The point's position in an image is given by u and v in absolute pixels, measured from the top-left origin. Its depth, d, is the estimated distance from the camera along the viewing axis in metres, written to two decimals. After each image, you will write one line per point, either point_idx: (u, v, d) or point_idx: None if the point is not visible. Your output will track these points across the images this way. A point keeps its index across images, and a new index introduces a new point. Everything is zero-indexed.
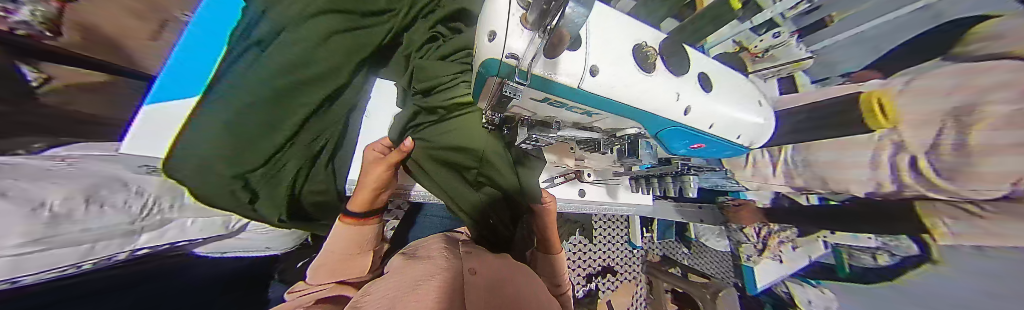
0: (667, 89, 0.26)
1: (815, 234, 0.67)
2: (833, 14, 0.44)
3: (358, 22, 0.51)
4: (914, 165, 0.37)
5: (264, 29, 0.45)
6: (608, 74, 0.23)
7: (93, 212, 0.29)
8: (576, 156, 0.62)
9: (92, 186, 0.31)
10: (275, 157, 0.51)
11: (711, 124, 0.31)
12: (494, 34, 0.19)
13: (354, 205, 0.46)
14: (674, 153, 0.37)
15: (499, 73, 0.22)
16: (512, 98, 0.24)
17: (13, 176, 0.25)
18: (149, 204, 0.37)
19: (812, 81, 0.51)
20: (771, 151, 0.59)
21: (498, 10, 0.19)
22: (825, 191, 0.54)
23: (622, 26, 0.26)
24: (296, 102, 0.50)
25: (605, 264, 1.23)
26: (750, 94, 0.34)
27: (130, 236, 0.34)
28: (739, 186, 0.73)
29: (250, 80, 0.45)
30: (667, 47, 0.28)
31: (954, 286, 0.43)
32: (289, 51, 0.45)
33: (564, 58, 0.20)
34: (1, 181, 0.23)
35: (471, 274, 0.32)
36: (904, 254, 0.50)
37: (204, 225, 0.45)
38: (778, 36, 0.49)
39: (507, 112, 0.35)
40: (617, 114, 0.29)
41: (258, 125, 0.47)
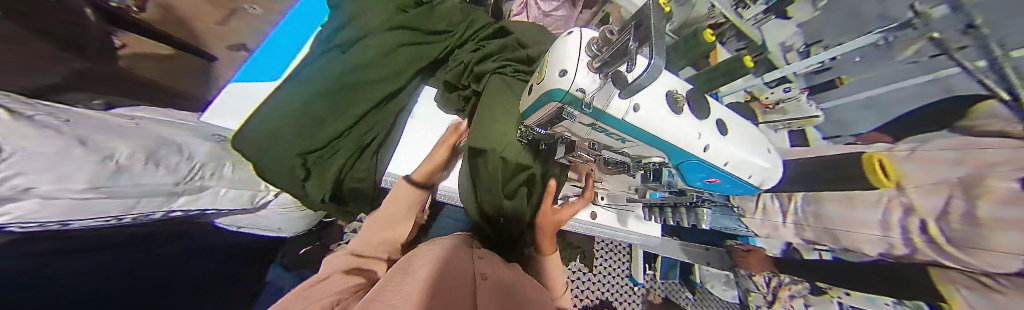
0: (689, 127, 0.30)
1: (829, 292, 0.59)
2: (843, 77, 0.48)
3: (421, 38, 0.65)
4: (926, 230, 0.35)
5: (348, 35, 0.55)
6: (645, 112, 0.28)
7: (143, 169, 0.32)
8: (594, 177, 0.67)
9: (147, 148, 0.34)
10: (334, 142, 0.57)
11: (726, 162, 0.33)
12: (564, 72, 0.26)
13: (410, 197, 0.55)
14: (691, 185, 0.39)
15: (562, 99, 0.28)
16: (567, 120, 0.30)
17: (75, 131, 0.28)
18: (194, 169, 0.40)
19: (825, 138, 0.54)
20: (781, 199, 0.60)
21: (567, 57, 0.26)
22: (836, 247, 0.53)
23: (657, 74, 0.31)
24: (360, 95, 0.58)
25: (603, 297, 1.16)
26: (763, 140, 0.36)
27: (170, 196, 0.36)
28: (750, 231, 0.73)
29: (328, 71, 0.53)
30: (693, 94, 0.32)
31: None
32: (366, 54, 0.56)
33: (614, 98, 0.27)
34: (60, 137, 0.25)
35: (481, 278, 0.29)
36: None
37: (234, 197, 0.47)
38: (788, 91, 0.50)
39: (552, 131, 0.40)
40: (647, 144, 0.32)
41: (326, 113, 0.54)
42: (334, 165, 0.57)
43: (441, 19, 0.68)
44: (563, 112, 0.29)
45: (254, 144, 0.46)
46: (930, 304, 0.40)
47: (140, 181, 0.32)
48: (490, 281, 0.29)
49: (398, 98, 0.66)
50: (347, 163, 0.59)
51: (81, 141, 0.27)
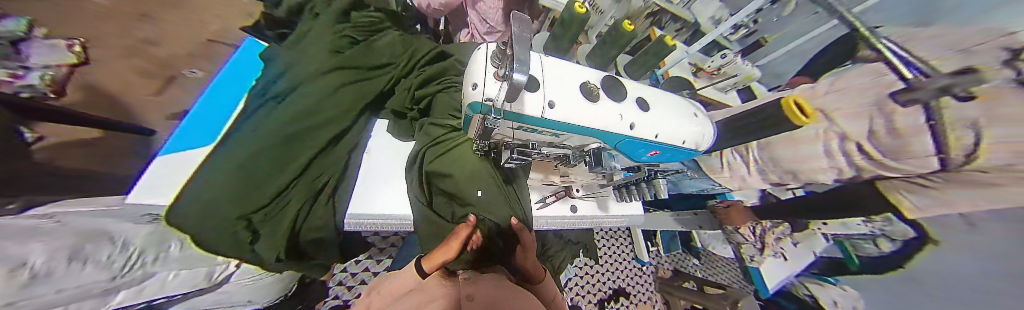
0: (611, 111, 0.31)
1: (810, 227, 0.69)
2: (765, 37, 0.67)
3: (362, 74, 0.64)
4: (864, 151, 0.41)
5: (281, 88, 0.56)
6: (564, 104, 0.29)
7: (74, 270, 0.28)
8: (561, 172, 0.65)
9: (77, 243, 0.30)
10: (281, 195, 0.52)
11: (659, 134, 0.35)
12: (475, 85, 0.26)
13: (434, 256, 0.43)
14: (639, 161, 0.41)
15: (480, 111, 0.28)
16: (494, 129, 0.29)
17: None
18: (132, 258, 0.36)
19: (769, 89, 0.68)
20: (741, 151, 0.66)
21: (475, 70, 0.27)
22: (796, 184, 0.58)
23: (571, 69, 0.32)
24: (307, 142, 0.56)
25: (616, 286, 1.15)
26: (686, 108, 0.40)
27: (103, 296, 0.31)
28: (723, 188, 0.77)
29: (266, 124, 0.52)
30: (607, 80, 0.34)
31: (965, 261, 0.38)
32: (302, 101, 0.55)
33: (526, 98, 0.26)
34: None
35: (466, 301, 0.33)
36: (903, 238, 0.48)
37: (186, 279, 0.42)
38: (724, 57, 0.70)
39: (493, 139, 0.39)
40: (580, 134, 0.33)
41: (269, 165, 0.52)
42: (285, 219, 0.51)
43: (381, 54, 0.68)
44: (486, 123, 0.28)
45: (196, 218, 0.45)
46: (893, 215, 0.47)
47: (68, 286, 0.27)
48: (476, 301, 0.33)
49: (349, 136, 0.62)
50: (298, 215, 0.53)
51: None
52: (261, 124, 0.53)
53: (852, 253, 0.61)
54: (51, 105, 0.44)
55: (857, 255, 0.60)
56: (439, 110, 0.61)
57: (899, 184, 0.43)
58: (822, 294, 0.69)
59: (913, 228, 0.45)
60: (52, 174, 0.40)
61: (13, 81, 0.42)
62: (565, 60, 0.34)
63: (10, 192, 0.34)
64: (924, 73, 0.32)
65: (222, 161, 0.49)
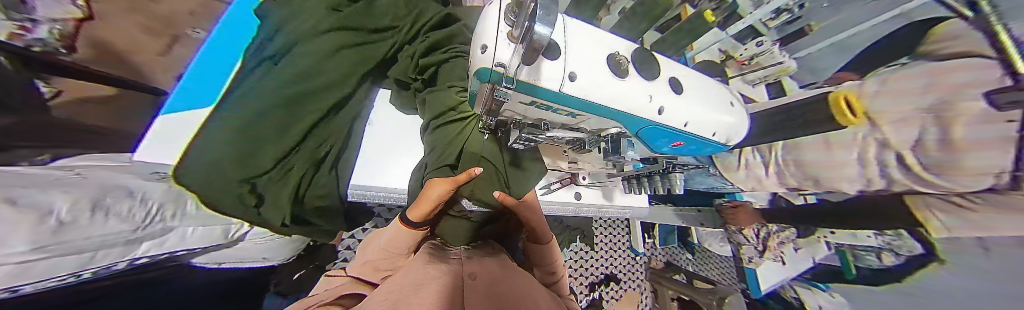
0: (638, 91, 0.28)
1: (815, 234, 0.68)
2: (811, 24, 0.58)
3: (363, 37, 0.59)
4: (903, 162, 0.39)
5: (276, 45, 0.52)
6: (587, 79, 0.26)
7: (99, 220, 0.30)
8: (569, 159, 0.62)
9: (98, 195, 0.31)
10: (284, 160, 0.53)
11: (687, 122, 0.32)
12: (486, 48, 0.23)
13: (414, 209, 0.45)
14: (659, 152, 0.39)
15: (490, 79, 0.25)
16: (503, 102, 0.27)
17: (24, 184, 0.25)
18: (152, 212, 0.37)
19: (801, 86, 0.62)
20: (762, 152, 0.62)
21: (489, 31, 0.23)
22: (817, 190, 0.55)
23: (598, 39, 0.29)
24: (306, 108, 0.54)
25: (607, 272, 1.20)
26: (722, 95, 0.36)
27: (130, 245, 0.33)
28: (735, 187, 0.73)
29: (263, 86, 0.50)
30: (637, 55, 0.30)
31: (986, 284, 0.38)
32: (300, 63, 0.52)
33: (544, 65, 0.24)
34: (13, 190, 0.23)
35: (471, 281, 0.32)
36: (909, 253, 0.49)
37: (205, 234, 0.45)
38: (761, 45, 0.60)
39: (501, 116, 0.37)
40: (601, 116, 0.30)
41: (271, 129, 0.51)
42: (289, 183, 0.53)
43: (384, 15, 0.62)
44: (494, 94, 0.26)
45: (196, 177, 0.44)
46: (908, 232, 0.48)
47: (93, 234, 0.28)
48: (478, 281, 0.33)
49: (350, 105, 0.61)
50: (302, 182, 0.54)
51: (22, 197, 0.23)
52: (258, 85, 0.50)
53: (851, 263, 0.63)
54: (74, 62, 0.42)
55: (855, 265, 0.62)
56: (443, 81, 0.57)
57: (936, 204, 0.42)
58: (810, 298, 0.74)
59: (922, 246, 0.47)
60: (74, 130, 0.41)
61: (25, 36, 0.36)
62: (593, 29, 0.30)
63: (36, 144, 0.35)
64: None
65: (213, 120, 0.47)
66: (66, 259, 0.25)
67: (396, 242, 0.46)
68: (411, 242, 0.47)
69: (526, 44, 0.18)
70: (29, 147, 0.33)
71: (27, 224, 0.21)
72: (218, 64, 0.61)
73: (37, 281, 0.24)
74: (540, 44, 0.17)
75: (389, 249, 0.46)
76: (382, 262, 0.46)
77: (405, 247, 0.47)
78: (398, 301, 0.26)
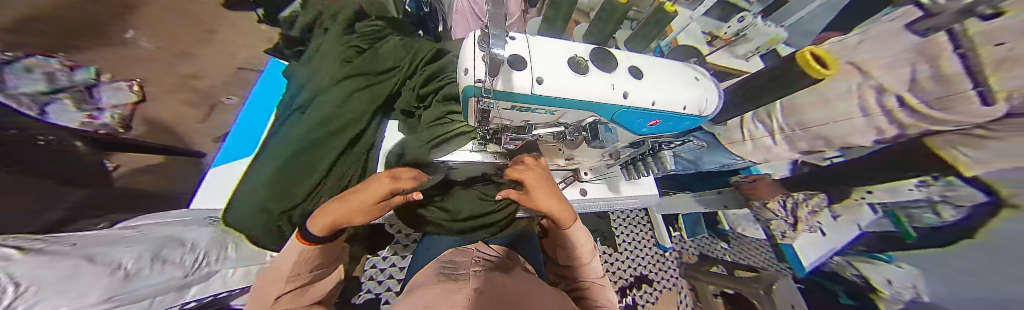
0: (601, 82, 0.31)
1: (852, 197, 0.62)
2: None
3: (372, 79, 0.67)
4: (903, 103, 0.38)
5: (303, 99, 0.61)
6: (555, 80, 0.29)
7: (156, 269, 0.34)
8: (565, 156, 0.61)
9: (154, 248, 0.36)
10: (311, 194, 0.56)
11: (654, 101, 0.34)
12: (465, 71, 0.27)
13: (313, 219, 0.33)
14: (640, 133, 0.41)
15: (473, 94, 0.29)
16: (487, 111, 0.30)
17: (100, 244, 0.30)
18: (199, 259, 0.42)
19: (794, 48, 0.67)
20: (762, 120, 0.62)
21: (465, 56, 0.28)
22: (830, 148, 0.55)
23: (562, 46, 0.32)
24: (327, 146, 0.60)
25: (637, 273, 1.13)
26: (686, 73, 0.38)
27: (182, 289, 0.37)
28: (746, 161, 0.73)
29: (294, 133, 0.58)
30: (599, 52, 0.33)
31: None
32: (322, 109, 0.60)
33: (514, 75, 0.27)
34: (90, 249, 0.28)
35: (475, 293, 0.30)
36: (971, 203, 0.40)
37: (242, 275, 0.50)
38: (742, 20, 0.67)
39: (492, 125, 0.41)
40: (575, 109, 0.33)
41: (299, 170, 0.56)
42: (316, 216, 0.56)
43: (387, 59, 0.70)
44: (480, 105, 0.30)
45: (246, 217, 0.53)
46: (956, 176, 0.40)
47: (151, 281, 0.32)
48: (487, 293, 0.31)
49: (366, 136, 0.64)
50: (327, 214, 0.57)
51: (97, 256, 0.28)
52: (292, 132, 0.59)
53: (907, 225, 0.53)
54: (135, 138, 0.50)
55: (911, 226, 0.53)
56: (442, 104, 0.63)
57: (955, 138, 0.37)
58: (873, 273, 0.62)
59: (981, 191, 0.38)
60: (138, 194, 0.49)
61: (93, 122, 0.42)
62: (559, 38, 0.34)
63: (107, 209, 0.42)
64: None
65: (264, 167, 0.56)
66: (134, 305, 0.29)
67: (302, 257, 0.35)
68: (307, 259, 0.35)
69: (490, 61, 0.21)
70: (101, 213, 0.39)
71: (97, 278, 0.25)
72: None
73: None
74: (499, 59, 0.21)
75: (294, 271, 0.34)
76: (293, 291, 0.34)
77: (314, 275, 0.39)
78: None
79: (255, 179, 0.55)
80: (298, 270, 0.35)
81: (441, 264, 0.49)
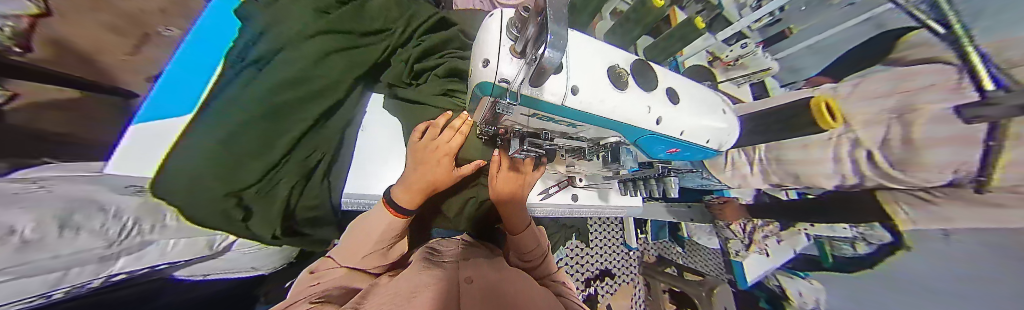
0: (637, 102, 0.29)
1: (797, 227, 0.73)
2: (791, 28, 0.65)
3: (353, 41, 0.57)
4: (870, 159, 0.43)
5: (264, 49, 0.49)
6: (588, 92, 0.26)
7: (67, 237, 0.27)
8: (566, 163, 0.62)
9: (64, 210, 0.29)
10: (272, 171, 0.50)
11: (682, 131, 0.33)
12: (488, 62, 0.23)
13: (398, 193, 0.45)
14: (655, 157, 0.40)
15: (493, 92, 0.25)
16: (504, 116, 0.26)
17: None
18: (126, 227, 0.35)
19: (782, 85, 0.68)
20: (746, 151, 0.66)
21: (491, 44, 0.23)
22: (799, 185, 0.59)
23: (600, 51, 0.29)
24: (294, 117, 0.52)
25: (603, 267, 1.23)
26: (714, 103, 0.37)
27: (102, 262, 0.31)
28: (721, 185, 0.76)
29: (247, 94, 0.46)
30: (637, 66, 0.31)
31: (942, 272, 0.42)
32: (289, 69, 0.49)
33: (547, 80, 0.23)
34: None
35: (464, 284, 0.31)
36: (879, 242, 0.54)
37: (185, 249, 0.43)
38: (745, 47, 0.64)
39: (500, 126, 0.37)
40: (599, 126, 0.31)
41: (254, 141, 0.47)
42: (278, 196, 0.51)
43: (376, 19, 0.61)
44: (497, 107, 0.26)
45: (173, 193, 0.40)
46: (881, 224, 0.52)
47: (60, 252, 0.26)
48: (475, 284, 0.32)
49: (341, 113, 0.59)
50: (292, 193, 0.53)
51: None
52: (245, 92, 0.46)
53: (829, 253, 0.69)
54: (35, 64, 0.30)
55: (832, 254, 0.68)
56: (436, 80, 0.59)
57: (902, 197, 0.45)
58: (790, 285, 0.81)
59: (892, 234, 0.51)
60: None
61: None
62: (594, 40, 0.30)
63: None
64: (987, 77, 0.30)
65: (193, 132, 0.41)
66: (33, 281, 0.23)
67: (381, 226, 0.46)
68: (389, 227, 0.46)
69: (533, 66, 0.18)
70: None
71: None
72: (196, 69, 0.57)
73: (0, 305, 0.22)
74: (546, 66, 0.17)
75: (380, 239, 0.46)
76: (363, 260, 0.46)
77: (377, 260, 0.48)
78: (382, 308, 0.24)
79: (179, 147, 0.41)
80: (381, 239, 0.46)
81: (460, 244, 0.53)
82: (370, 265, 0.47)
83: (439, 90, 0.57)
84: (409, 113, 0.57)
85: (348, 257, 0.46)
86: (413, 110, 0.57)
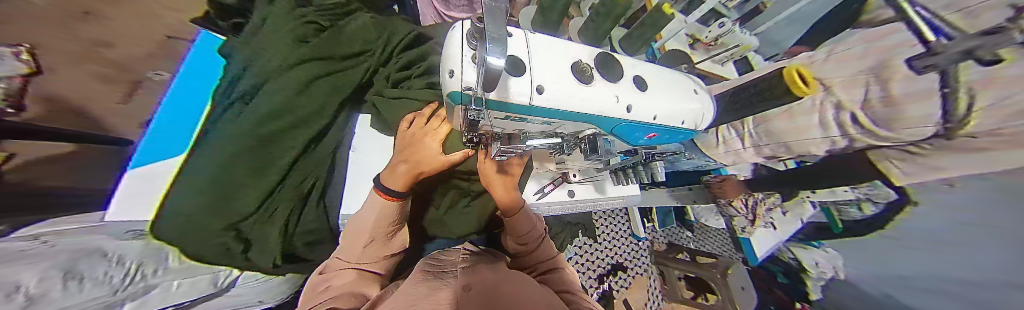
0: (605, 92, 0.29)
1: (799, 196, 0.72)
2: (765, 2, 0.70)
3: (336, 65, 0.58)
4: (856, 121, 0.42)
5: (247, 85, 0.51)
6: (554, 89, 0.26)
7: (71, 288, 0.28)
8: (556, 160, 0.62)
9: (69, 262, 0.29)
10: (266, 201, 0.51)
11: (656, 115, 0.34)
12: (453, 72, 0.24)
13: (386, 179, 0.46)
14: (637, 144, 0.41)
15: (461, 101, 0.26)
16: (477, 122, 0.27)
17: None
18: (127, 274, 0.36)
19: (766, 59, 0.71)
20: (735, 126, 0.66)
21: (453, 54, 0.24)
22: (792, 155, 0.59)
23: (561, 49, 0.30)
24: (283, 145, 0.53)
25: (614, 261, 1.22)
26: (685, 85, 0.38)
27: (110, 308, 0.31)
28: (718, 163, 0.78)
29: (234, 130, 0.49)
30: (600, 59, 0.32)
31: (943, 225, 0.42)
32: (272, 101, 0.51)
33: (511, 82, 0.24)
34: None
35: (462, 292, 0.31)
36: (886, 200, 0.52)
37: (190, 286, 0.46)
38: (723, 26, 0.65)
39: (481, 131, 0.37)
40: (573, 121, 0.31)
41: (245, 173, 0.48)
42: (275, 225, 0.51)
43: (354, 40, 0.62)
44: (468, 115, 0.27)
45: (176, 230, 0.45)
46: (880, 181, 0.50)
47: (67, 303, 0.27)
48: (474, 291, 0.31)
49: (330, 135, 0.59)
50: (289, 220, 0.53)
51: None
52: (232, 128, 0.49)
53: (836, 218, 0.66)
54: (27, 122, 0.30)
55: (840, 219, 0.65)
56: (416, 88, 0.59)
57: (890, 153, 0.44)
58: (805, 256, 0.78)
59: (896, 192, 0.49)
60: None
61: None
62: (556, 38, 0.31)
63: None
64: (942, 29, 0.31)
65: (190, 172, 0.45)
66: None
67: (377, 215, 0.46)
68: (385, 216, 0.46)
69: (484, 72, 0.18)
70: None
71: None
72: (183, 110, 0.58)
73: None
74: (497, 71, 0.18)
75: (376, 227, 0.46)
76: (368, 256, 0.47)
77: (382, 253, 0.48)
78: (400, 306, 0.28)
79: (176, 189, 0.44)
80: (375, 228, 0.46)
81: (463, 253, 0.54)
82: (376, 260, 0.48)
83: (422, 85, 0.59)
84: (392, 115, 0.56)
85: (348, 252, 0.46)
86: (397, 111, 0.56)
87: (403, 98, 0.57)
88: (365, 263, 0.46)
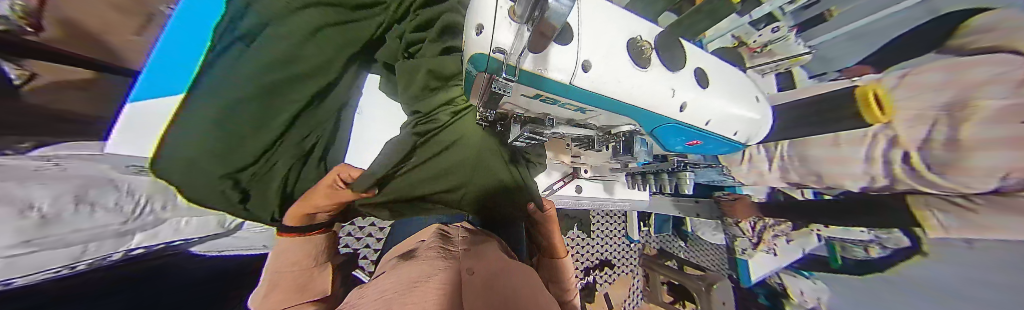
0: (659, 83, 0.26)
1: (811, 227, 0.73)
2: (832, 9, 0.54)
3: (346, 15, 0.54)
4: (909, 160, 0.41)
5: (251, 22, 0.46)
6: (601, 70, 0.23)
7: (82, 212, 0.28)
8: (572, 153, 0.61)
9: (81, 187, 0.30)
10: (266, 155, 0.51)
11: (709, 120, 0.31)
12: (482, 28, 0.20)
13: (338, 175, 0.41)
14: (672, 150, 0.36)
15: (488, 67, 0.22)
16: (502, 95, 0.23)
17: (3, 175, 0.24)
18: (141, 204, 0.37)
19: (809, 76, 0.61)
20: (767, 146, 0.63)
21: (487, 5, 0.20)
22: (820, 186, 0.57)
23: (615, 20, 0.26)
24: (287, 96, 0.51)
25: (603, 257, 1.24)
26: (745, 90, 0.34)
27: (118, 238, 0.32)
28: (736, 182, 0.74)
29: (240, 73, 0.46)
30: (661, 41, 0.27)
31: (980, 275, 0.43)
32: (278, 47, 0.47)
33: (554, 51, 0.21)
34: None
35: (462, 275, 0.26)
36: (895, 246, 0.56)
37: (199, 225, 0.46)
38: (777, 31, 0.57)
39: (500, 109, 0.35)
40: (612, 111, 0.28)
41: (248, 120, 0.47)
42: (275, 180, 0.52)
43: None
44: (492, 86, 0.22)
45: (176, 169, 0.44)
46: (901, 229, 0.54)
47: (79, 227, 0.27)
48: (475, 276, 0.25)
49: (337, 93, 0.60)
50: (288, 178, 0.54)
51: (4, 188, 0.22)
52: (238, 71, 0.46)
53: (837, 254, 0.72)
54: None
55: (840, 256, 0.71)
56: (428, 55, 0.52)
57: (935, 201, 0.44)
58: (792, 283, 0.86)
59: (911, 239, 0.53)
60: (47, 116, 0.38)
61: None
62: (610, 7, 0.26)
63: (20, 132, 0.34)
64: None
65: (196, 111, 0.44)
66: (50, 253, 0.24)
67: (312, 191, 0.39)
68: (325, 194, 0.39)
69: (532, 28, 0.15)
70: (13, 135, 0.31)
71: (7, 218, 0.20)
72: (189, 43, 0.54)
73: (30, 273, 0.23)
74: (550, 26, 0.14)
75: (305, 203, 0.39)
76: (287, 262, 0.34)
77: (309, 256, 0.36)
78: (378, 299, 0.19)
79: (182, 127, 0.44)
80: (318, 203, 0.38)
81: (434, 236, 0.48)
82: (301, 266, 0.35)
83: (438, 50, 0.51)
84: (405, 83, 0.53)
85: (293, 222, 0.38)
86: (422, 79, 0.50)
87: (430, 73, 0.51)
88: (284, 273, 0.33)
